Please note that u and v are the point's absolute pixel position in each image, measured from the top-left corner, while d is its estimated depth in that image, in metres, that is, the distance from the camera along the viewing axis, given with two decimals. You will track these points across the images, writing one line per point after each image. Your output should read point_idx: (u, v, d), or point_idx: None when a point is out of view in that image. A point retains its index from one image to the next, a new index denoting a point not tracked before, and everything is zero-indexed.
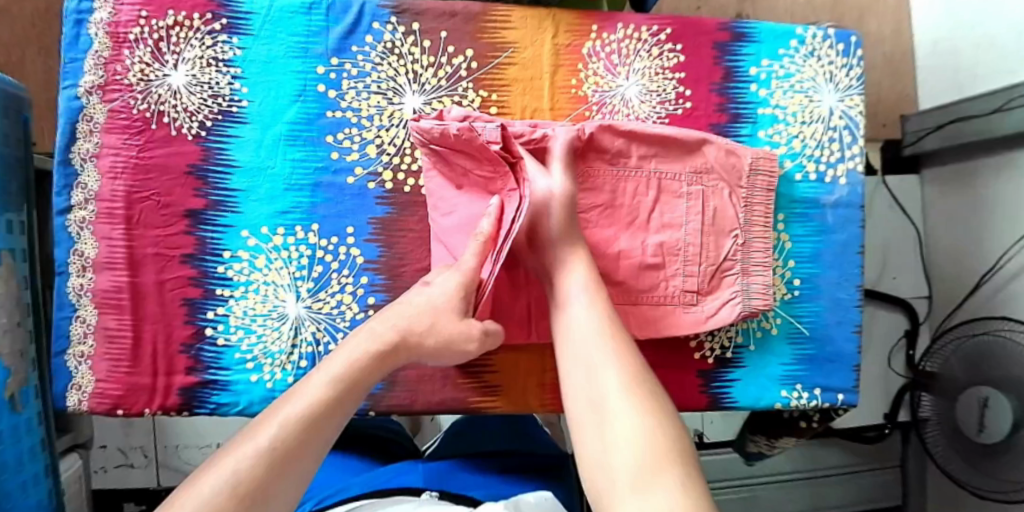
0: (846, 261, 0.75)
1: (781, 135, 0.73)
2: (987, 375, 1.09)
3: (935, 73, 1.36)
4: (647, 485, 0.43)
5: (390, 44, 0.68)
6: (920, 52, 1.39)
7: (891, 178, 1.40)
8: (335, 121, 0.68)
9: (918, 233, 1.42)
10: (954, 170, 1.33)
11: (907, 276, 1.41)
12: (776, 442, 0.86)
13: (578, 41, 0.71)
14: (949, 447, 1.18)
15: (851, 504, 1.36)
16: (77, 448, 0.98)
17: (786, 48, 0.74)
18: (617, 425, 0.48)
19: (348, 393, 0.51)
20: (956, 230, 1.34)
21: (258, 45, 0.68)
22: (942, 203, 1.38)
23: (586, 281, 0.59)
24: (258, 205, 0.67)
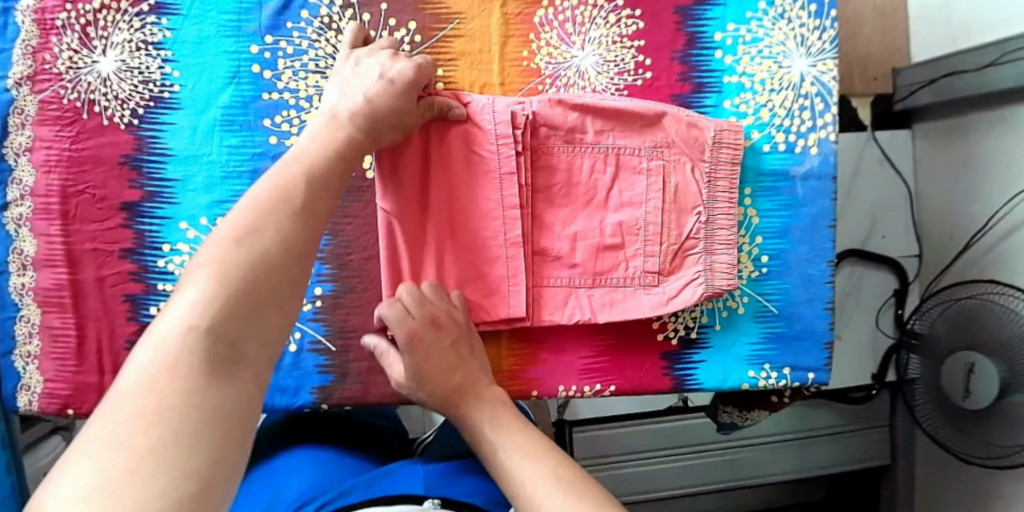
0: (817, 235, 0.72)
1: (748, 105, 0.69)
2: (972, 338, 1.07)
3: (928, 26, 1.30)
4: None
5: (328, 19, 0.64)
6: (913, 4, 1.33)
7: (880, 135, 1.36)
8: (273, 103, 0.64)
9: (908, 195, 1.38)
10: (945, 127, 1.29)
11: (896, 237, 1.38)
12: (750, 414, 0.81)
13: (529, 9, 0.67)
14: (934, 412, 1.16)
15: (839, 462, 1.34)
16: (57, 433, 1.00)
17: (753, 11, 0.69)
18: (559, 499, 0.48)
19: (317, 176, 0.50)
20: (947, 190, 1.30)
21: (188, 25, 0.64)
22: (934, 164, 1.33)
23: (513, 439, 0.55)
24: (196, 195, 0.64)
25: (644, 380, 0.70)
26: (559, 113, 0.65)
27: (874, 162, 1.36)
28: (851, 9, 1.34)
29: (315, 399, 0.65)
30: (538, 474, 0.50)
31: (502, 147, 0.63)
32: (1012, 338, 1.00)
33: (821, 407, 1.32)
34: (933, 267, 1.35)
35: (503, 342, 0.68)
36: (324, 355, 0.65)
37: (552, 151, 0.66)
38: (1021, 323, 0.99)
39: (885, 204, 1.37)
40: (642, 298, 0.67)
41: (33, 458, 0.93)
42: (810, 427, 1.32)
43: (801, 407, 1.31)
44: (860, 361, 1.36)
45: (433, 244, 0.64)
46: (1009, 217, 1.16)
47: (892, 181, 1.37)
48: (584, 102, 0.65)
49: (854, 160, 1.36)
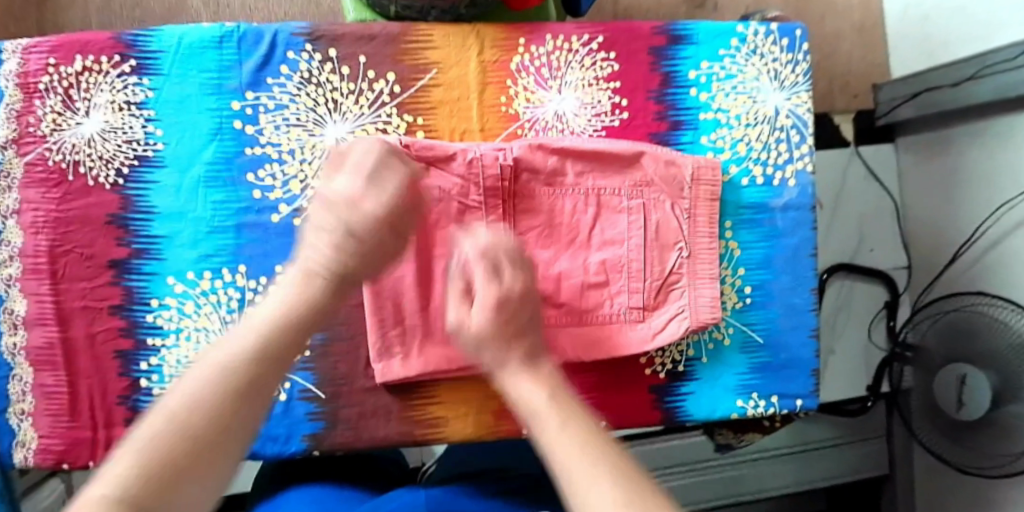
0: (800, 265, 0.72)
1: (725, 140, 0.70)
2: (967, 350, 1.07)
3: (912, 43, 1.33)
4: None
5: (307, 74, 0.65)
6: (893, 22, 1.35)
7: (863, 149, 1.38)
8: (255, 158, 0.65)
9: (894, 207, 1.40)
10: (929, 138, 1.31)
11: (885, 248, 1.39)
12: (743, 436, 0.82)
13: (506, 56, 0.68)
14: (926, 423, 1.17)
15: (837, 475, 1.34)
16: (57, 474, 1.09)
17: (726, 49, 0.70)
18: None
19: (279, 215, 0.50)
20: (931, 201, 1.32)
21: (170, 85, 0.65)
22: (919, 175, 1.35)
23: None
24: (183, 250, 0.65)
25: (635, 414, 0.70)
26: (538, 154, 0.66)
27: (859, 172, 1.38)
28: (830, 27, 1.38)
29: (307, 447, 0.65)
30: None
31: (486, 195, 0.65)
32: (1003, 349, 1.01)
33: (818, 420, 1.33)
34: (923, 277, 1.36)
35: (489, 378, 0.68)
36: (314, 403, 0.66)
37: (536, 193, 0.67)
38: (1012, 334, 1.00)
39: (871, 217, 1.39)
40: (628, 333, 0.68)
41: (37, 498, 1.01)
42: (808, 440, 1.32)
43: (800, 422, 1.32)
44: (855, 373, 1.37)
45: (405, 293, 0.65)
46: (997, 225, 1.17)
47: (878, 195, 1.39)
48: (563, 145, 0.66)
49: (839, 173, 1.37)
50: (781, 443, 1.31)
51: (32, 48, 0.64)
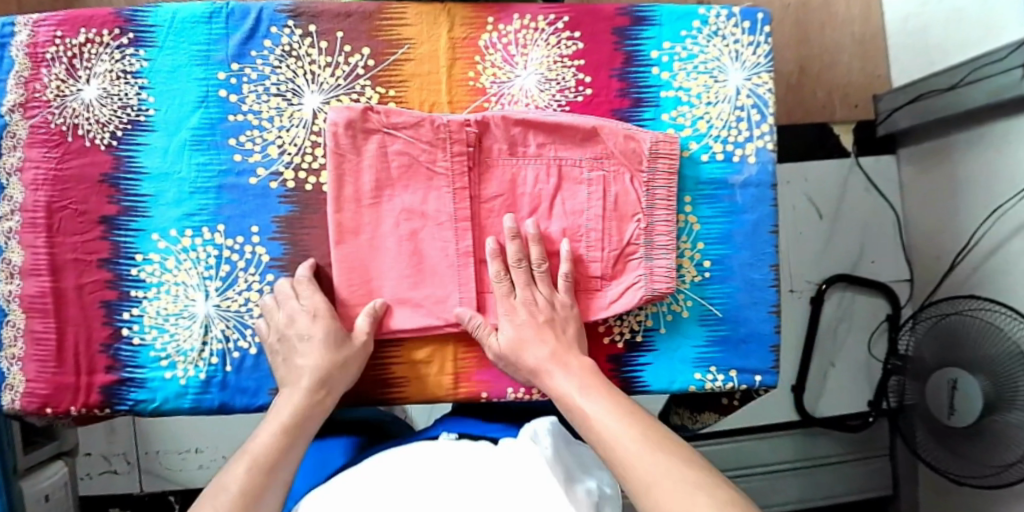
0: (759, 241, 0.74)
1: (686, 118, 0.73)
2: (959, 356, 1.02)
3: (906, 51, 1.30)
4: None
5: (288, 47, 0.70)
6: (891, 31, 1.33)
7: (863, 160, 1.34)
8: (237, 124, 0.69)
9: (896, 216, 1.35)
10: (929, 146, 1.27)
11: (886, 260, 1.34)
12: (698, 417, 0.84)
13: (475, 34, 0.71)
14: (925, 435, 1.11)
15: (850, 490, 1.31)
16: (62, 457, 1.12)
17: (688, 30, 0.73)
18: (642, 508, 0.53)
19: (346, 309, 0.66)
20: (932, 207, 1.28)
21: (163, 56, 0.70)
22: (920, 185, 1.30)
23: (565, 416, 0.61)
24: (167, 209, 0.69)
25: None
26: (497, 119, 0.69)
27: (860, 183, 1.34)
28: (829, 38, 1.33)
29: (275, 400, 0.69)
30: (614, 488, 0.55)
31: (453, 159, 0.68)
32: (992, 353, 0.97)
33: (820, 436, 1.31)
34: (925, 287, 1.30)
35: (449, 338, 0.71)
36: None
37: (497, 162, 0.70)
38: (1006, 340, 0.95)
39: (872, 225, 1.34)
40: (586, 301, 0.71)
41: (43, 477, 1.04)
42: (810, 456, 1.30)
43: (805, 437, 1.30)
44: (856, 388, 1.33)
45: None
46: (989, 235, 1.13)
47: (878, 206, 1.35)
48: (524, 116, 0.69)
49: (839, 184, 1.33)
50: (787, 457, 1.29)
51: (42, 21, 0.70)
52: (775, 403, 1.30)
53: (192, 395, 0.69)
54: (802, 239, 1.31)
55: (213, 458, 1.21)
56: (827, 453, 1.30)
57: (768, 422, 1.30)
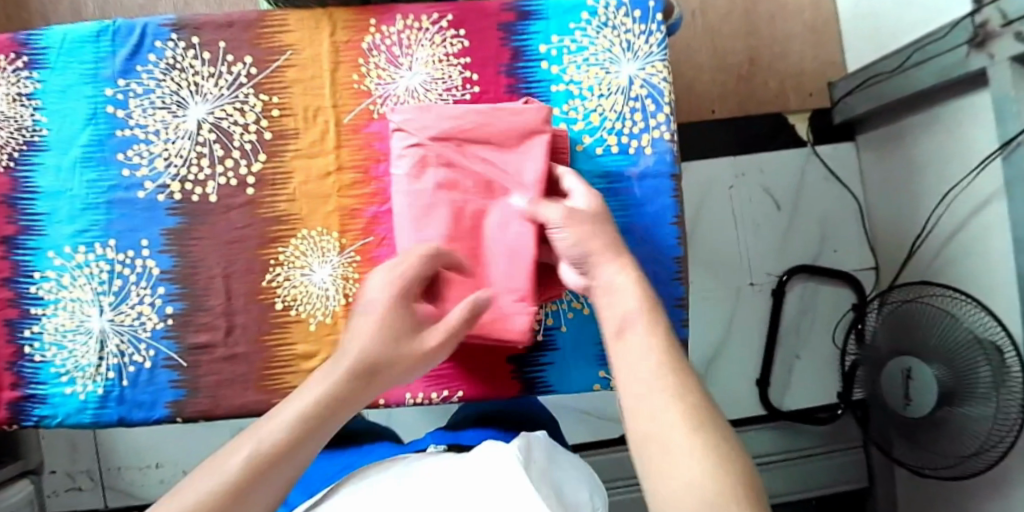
0: (660, 234, 0.71)
1: (577, 111, 0.71)
2: (914, 345, 0.98)
3: (858, 36, 1.25)
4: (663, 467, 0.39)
5: (172, 60, 0.70)
6: (844, 16, 1.28)
7: (821, 149, 1.29)
8: (125, 139, 0.70)
9: (856, 204, 1.29)
10: (885, 134, 1.21)
11: (850, 250, 1.29)
12: None
13: (357, 36, 0.71)
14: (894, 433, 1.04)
15: (838, 481, 1.25)
16: (27, 475, 1.08)
17: (576, 21, 0.72)
18: (678, 454, 0.39)
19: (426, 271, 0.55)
20: (891, 195, 1.22)
21: (54, 77, 0.71)
22: (879, 172, 1.24)
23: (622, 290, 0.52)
24: (61, 226, 0.70)
25: (494, 385, 0.70)
26: (435, 149, 0.64)
27: (817, 174, 1.29)
28: (778, 28, 1.29)
29: (169, 413, 0.68)
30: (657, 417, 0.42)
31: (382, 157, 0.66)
32: (950, 340, 0.92)
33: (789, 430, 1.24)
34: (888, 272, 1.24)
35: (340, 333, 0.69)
36: (176, 370, 0.69)
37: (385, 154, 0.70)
38: (961, 329, 0.91)
39: (839, 217, 1.29)
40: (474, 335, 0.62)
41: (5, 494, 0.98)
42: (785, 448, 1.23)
43: (779, 430, 1.24)
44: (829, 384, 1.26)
45: (258, 255, 0.70)
46: (944, 219, 1.08)
47: (839, 194, 1.29)
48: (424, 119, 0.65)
49: (795, 177, 1.29)
50: (764, 451, 1.22)
51: None
52: (740, 397, 1.26)
53: (91, 411, 0.69)
54: (760, 232, 1.28)
55: (173, 472, 1.19)
56: (805, 445, 1.24)
57: (735, 416, 1.25)
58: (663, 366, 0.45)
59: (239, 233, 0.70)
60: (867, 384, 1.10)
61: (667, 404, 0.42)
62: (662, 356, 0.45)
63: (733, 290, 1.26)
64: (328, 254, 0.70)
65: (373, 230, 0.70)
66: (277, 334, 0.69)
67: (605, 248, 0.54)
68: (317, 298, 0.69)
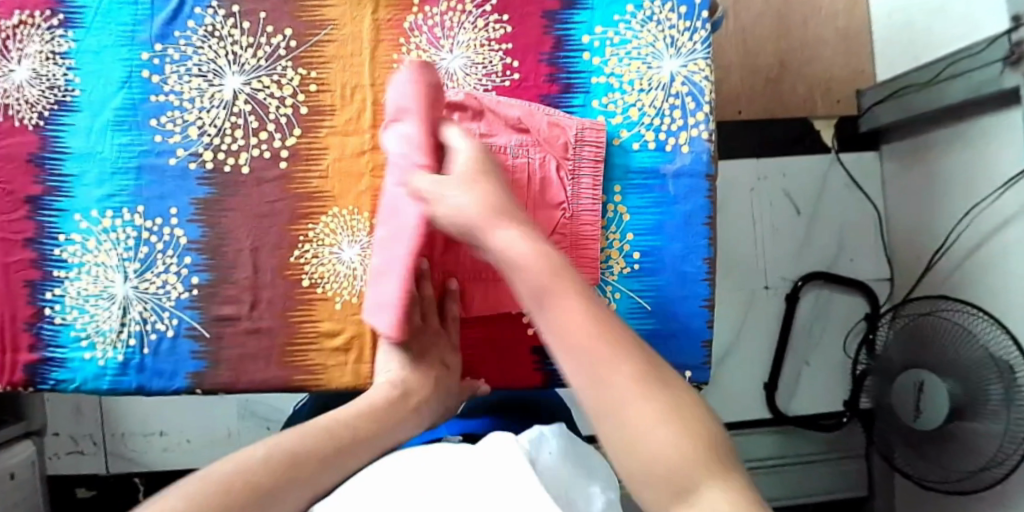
0: (691, 233, 0.71)
1: (617, 104, 0.71)
2: (928, 357, 0.97)
3: (890, 45, 1.24)
4: (622, 432, 0.35)
5: (210, 27, 0.70)
6: (876, 24, 1.27)
7: (845, 156, 1.29)
8: (158, 105, 0.69)
9: (875, 214, 1.29)
10: (909, 146, 1.21)
11: (864, 258, 1.29)
12: None
13: (400, 15, 0.70)
14: (898, 443, 1.04)
15: (837, 489, 1.25)
16: (29, 437, 1.05)
17: (621, 14, 0.71)
18: (629, 407, 0.35)
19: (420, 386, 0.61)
20: (911, 207, 1.22)
21: (89, 37, 0.70)
22: (900, 184, 1.24)
23: (514, 229, 0.47)
24: (89, 189, 0.69)
25: (514, 373, 0.70)
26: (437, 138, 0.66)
27: (839, 181, 1.29)
28: (811, 32, 1.28)
29: (189, 384, 0.68)
30: (610, 376, 0.36)
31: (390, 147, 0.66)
32: (964, 356, 0.92)
33: (789, 435, 1.24)
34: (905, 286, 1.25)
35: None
36: (198, 341, 0.68)
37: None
38: (979, 346, 0.91)
39: (856, 228, 1.29)
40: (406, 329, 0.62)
41: (5, 456, 0.98)
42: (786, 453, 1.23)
43: (778, 435, 1.24)
44: (836, 393, 1.26)
45: (288, 231, 0.69)
46: (967, 233, 1.08)
47: (859, 204, 1.29)
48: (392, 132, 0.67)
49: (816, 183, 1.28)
50: (763, 454, 1.23)
51: None
52: (743, 400, 1.25)
53: (110, 377, 0.68)
54: (777, 237, 1.27)
55: (177, 441, 1.19)
56: (804, 451, 1.24)
57: (737, 420, 1.25)
58: (632, 367, 0.37)
59: (270, 207, 0.69)
60: (875, 393, 1.09)
61: (639, 408, 0.35)
62: (631, 363, 0.37)
63: (745, 293, 1.26)
64: (358, 234, 0.69)
65: None
66: (302, 310, 0.68)
67: (490, 217, 0.48)
68: (344, 278, 0.68)
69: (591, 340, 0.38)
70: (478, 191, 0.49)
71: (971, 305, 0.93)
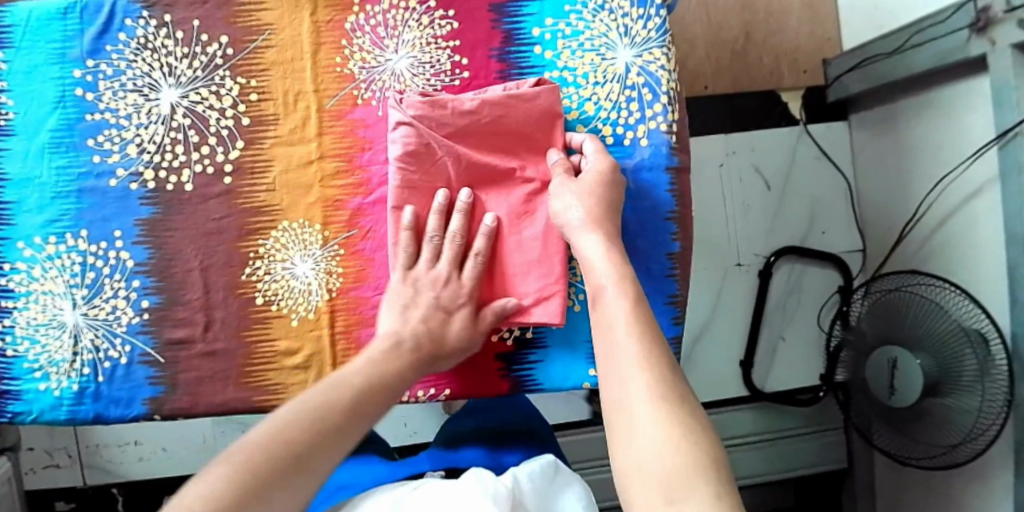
0: (652, 229, 0.69)
1: (572, 99, 0.69)
2: (899, 334, 0.97)
3: (856, 11, 1.20)
4: (633, 436, 0.44)
5: (143, 39, 0.67)
6: None
7: (814, 128, 1.26)
8: (95, 124, 0.67)
9: (847, 184, 1.27)
10: (879, 115, 1.18)
11: (838, 231, 1.27)
12: None
13: (340, 16, 0.68)
14: (879, 423, 1.04)
15: (820, 461, 1.25)
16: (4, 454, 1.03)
17: (572, 4, 0.69)
18: (644, 424, 0.44)
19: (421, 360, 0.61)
20: (883, 177, 1.19)
21: (19, 56, 0.67)
22: (870, 153, 1.22)
23: (598, 235, 0.59)
24: (31, 215, 0.67)
25: (479, 382, 0.68)
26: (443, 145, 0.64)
27: (809, 152, 1.26)
28: (776, 2, 1.25)
29: (147, 410, 0.66)
30: (635, 378, 0.47)
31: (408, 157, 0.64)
32: (935, 330, 0.91)
33: (771, 411, 1.23)
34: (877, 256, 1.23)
35: (328, 329, 0.67)
36: (153, 366, 0.66)
37: (372, 142, 0.67)
38: (949, 320, 0.90)
39: (833, 201, 1.27)
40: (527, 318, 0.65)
41: None
42: (770, 430, 1.23)
43: (760, 411, 1.23)
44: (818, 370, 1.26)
45: (237, 248, 0.67)
46: (937, 204, 1.06)
47: (830, 177, 1.27)
48: (457, 125, 0.64)
49: (788, 155, 1.26)
50: (745, 431, 1.22)
51: None
52: (722, 377, 1.24)
53: (67, 406, 0.67)
54: (749, 213, 1.25)
55: (152, 450, 1.18)
56: (787, 426, 1.23)
57: (718, 398, 1.24)
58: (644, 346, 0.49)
59: (217, 224, 0.67)
60: (851, 367, 1.08)
61: (659, 432, 0.43)
62: (652, 377, 0.47)
63: (721, 270, 1.24)
64: (310, 247, 0.67)
65: (357, 222, 0.67)
66: (257, 329, 0.67)
67: (592, 219, 0.60)
68: (299, 293, 0.67)
69: (631, 337, 0.50)
70: (595, 193, 0.61)
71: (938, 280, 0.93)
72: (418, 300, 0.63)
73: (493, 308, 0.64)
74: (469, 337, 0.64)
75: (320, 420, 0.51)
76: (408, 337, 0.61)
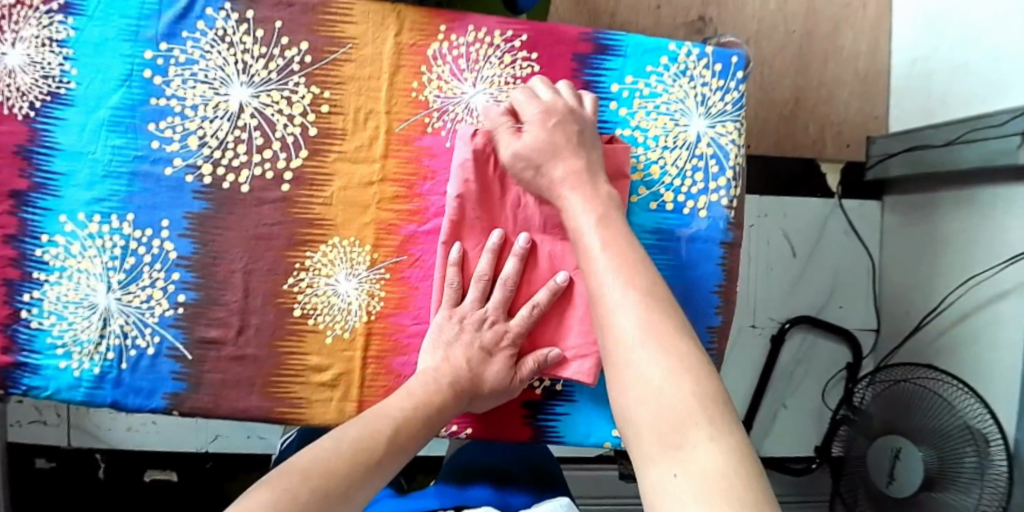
0: (698, 302, 0.69)
1: (640, 159, 0.68)
2: (903, 424, 0.98)
3: (907, 96, 1.22)
4: (645, 396, 0.44)
5: (221, 32, 0.65)
6: (896, 71, 1.25)
7: (848, 203, 1.27)
8: (159, 109, 0.65)
9: (871, 264, 1.28)
10: (917, 201, 1.19)
11: (856, 308, 1.28)
12: None
13: (424, 42, 0.67)
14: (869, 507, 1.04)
15: None
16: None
17: (654, 65, 0.69)
18: (657, 386, 0.44)
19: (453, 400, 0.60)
20: (908, 263, 1.21)
21: (91, 27, 0.66)
22: (899, 237, 1.24)
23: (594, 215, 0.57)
24: (78, 190, 0.65)
25: (502, 427, 0.68)
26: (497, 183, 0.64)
27: (839, 227, 1.27)
28: (830, 72, 1.26)
29: (167, 405, 0.65)
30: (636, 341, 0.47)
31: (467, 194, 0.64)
32: (940, 424, 0.92)
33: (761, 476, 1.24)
34: (891, 341, 1.24)
35: (362, 352, 0.66)
36: (179, 361, 0.65)
37: (435, 172, 0.67)
38: (955, 416, 0.91)
39: (855, 279, 1.27)
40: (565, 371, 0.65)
41: None
42: None
43: None
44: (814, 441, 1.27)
45: (284, 257, 0.66)
46: (960, 301, 1.07)
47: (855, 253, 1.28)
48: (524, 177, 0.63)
49: (818, 225, 1.26)
50: None
51: None
52: None
53: (84, 389, 0.65)
54: (772, 277, 1.25)
55: (143, 421, 1.17)
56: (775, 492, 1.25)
57: None
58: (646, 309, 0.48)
59: (268, 229, 0.66)
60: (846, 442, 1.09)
61: (671, 395, 0.43)
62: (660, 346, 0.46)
63: (734, 329, 1.24)
64: (357, 266, 0.66)
65: (408, 249, 0.67)
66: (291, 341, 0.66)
67: None
68: (338, 311, 0.66)
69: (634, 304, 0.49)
70: None
71: (946, 374, 0.94)
72: (462, 339, 0.62)
73: (535, 357, 0.63)
74: (507, 382, 0.63)
75: (361, 453, 0.51)
76: (448, 373, 0.61)
